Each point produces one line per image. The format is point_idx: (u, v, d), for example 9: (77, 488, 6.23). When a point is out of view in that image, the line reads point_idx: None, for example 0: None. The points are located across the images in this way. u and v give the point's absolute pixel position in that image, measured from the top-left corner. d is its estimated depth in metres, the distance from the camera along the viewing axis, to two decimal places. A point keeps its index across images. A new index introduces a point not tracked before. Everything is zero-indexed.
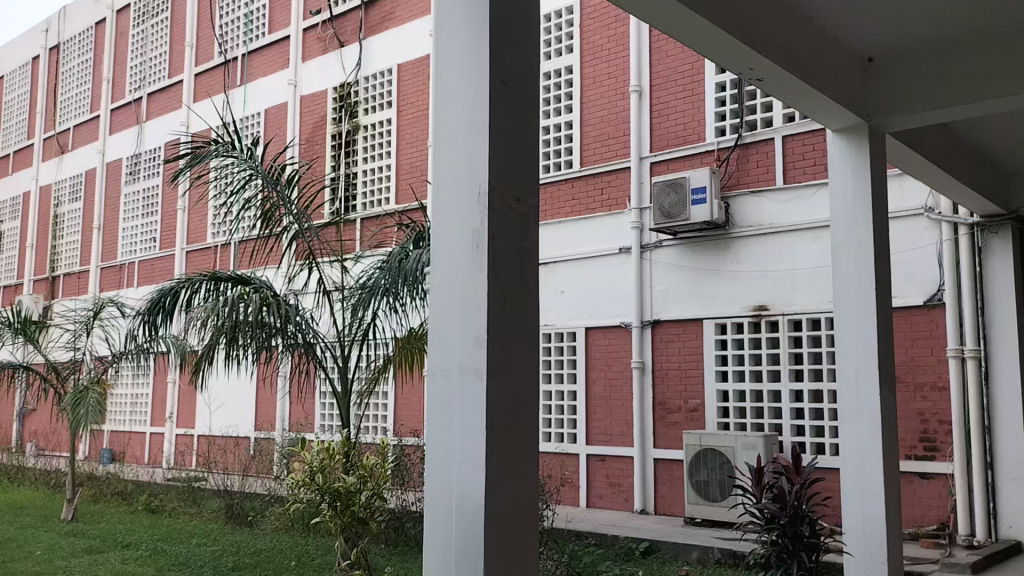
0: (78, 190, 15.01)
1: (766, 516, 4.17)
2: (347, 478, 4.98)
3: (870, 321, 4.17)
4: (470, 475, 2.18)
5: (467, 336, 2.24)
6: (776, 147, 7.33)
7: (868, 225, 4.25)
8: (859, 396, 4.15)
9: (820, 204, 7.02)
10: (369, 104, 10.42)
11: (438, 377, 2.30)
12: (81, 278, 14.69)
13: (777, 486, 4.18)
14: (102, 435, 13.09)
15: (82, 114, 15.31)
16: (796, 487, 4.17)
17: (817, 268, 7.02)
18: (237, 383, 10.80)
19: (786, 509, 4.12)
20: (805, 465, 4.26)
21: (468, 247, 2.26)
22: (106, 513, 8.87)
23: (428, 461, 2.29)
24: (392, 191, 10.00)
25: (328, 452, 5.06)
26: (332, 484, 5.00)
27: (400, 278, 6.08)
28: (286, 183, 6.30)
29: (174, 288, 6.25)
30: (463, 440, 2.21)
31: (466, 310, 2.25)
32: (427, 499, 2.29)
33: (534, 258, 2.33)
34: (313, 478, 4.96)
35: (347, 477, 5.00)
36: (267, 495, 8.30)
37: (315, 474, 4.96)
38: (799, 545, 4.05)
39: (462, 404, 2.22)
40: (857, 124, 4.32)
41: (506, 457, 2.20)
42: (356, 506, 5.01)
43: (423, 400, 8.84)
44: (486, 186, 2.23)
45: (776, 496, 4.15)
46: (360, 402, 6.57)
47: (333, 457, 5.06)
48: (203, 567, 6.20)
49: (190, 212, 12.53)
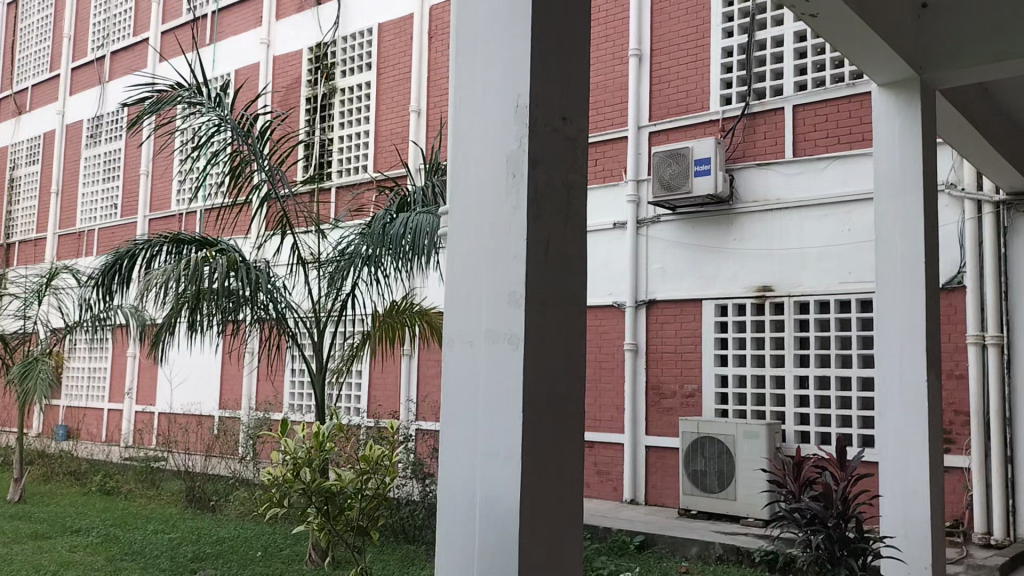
0: (36, 153, 14.20)
1: (808, 516, 3.77)
2: (341, 476, 4.40)
3: (918, 301, 3.73)
4: (500, 475, 1.68)
5: (498, 293, 1.72)
6: (786, 117, 6.87)
7: (917, 190, 3.79)
8: (904, 384, 3.71)
9: (832, 178, 6.58)
10: (347, 66, 9.80)
11: (457, 347, 1.80)
12: (37, 245, 13.93)
13: (821, 483, 3.79)
14: (56, 410, 12.40)
15: (40, 73, 14.46)
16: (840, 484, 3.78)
17: (827, 247, 6.58)
18: (201, 357, 10.19)
19: (831, 510, 3.71)
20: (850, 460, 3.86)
21: (501, 178, 1.74)
22: (56, 494, 8.26)
23: (442, 454, 1.80)
24: (370, 158, 9.41)
25: (315, 440, 4.45)
26: (323, 484, 4.39)
27: (384, 244, 5.55)
28: (258, 136, 5.69)
29: (130, 250, 5.65)
30: (491, 430, 1.70)
31: (494, 258, 1.74)
32: (439, 500, 1.80)
33: (581, 194, 1.82)
34: (298, 477, 4.33)
35: (342, 475, 4.42)
36: (231, 478, 7.75)
37: (301, 470, 4.35)
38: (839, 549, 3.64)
39: (489, 382, 1.72)
40: (907, 78, 3.85)
41: (546, 449, 1.70)
42: (349, 513, 4.44)
43: (400, 380, 8.36)
44: (527, 99, 1.72)
45: (819, 495, 3.77)
46: (336, 381, 6.01)
47: (321, 448, 4.47)
48: (159, 557, 5.62)
49: (154, 177, 11.86)
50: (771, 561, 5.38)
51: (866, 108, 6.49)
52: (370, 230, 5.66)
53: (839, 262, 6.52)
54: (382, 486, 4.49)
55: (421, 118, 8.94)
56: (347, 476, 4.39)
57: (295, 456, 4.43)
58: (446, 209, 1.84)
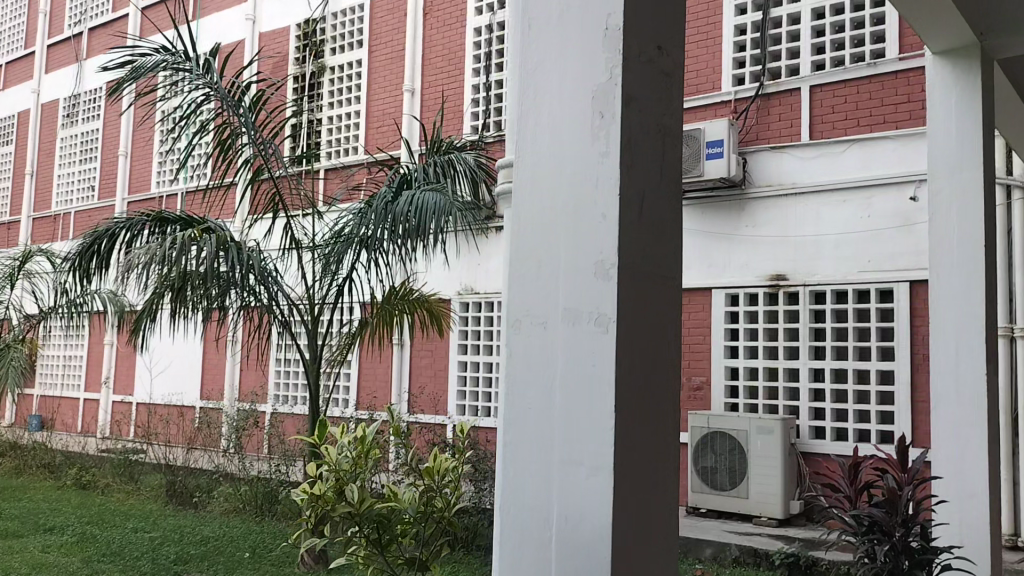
0: (9, 133, 13.67)
1: (866, 523, 3.47)
2: (399, 493, 3.34)
3: (975, 289, 3.45)
4: (583, 490, 1.34)
5: (580, 261, 1.39)
6: (803, 98, 6.55)
7: (977, 166, 3.50)
8: (961, 376, 3.42)
9: (851, 162, 6.27)
10: (337, 44, 9.37)
11: (526, 328, 1.45)
12: (11, 229, 13.41)
13: (885, 487, 3.49)
14: (30, 400, 11.94)
15: (14, 50, 13.90)
16: (903, 488, 3.49)
17: (844, 234, 6.26)
18: (182, 345, 9.79)
19: (896, 519, 3.41)
20: (913, 463, 3.61)
21: (585, 122, 1.40)
22: (29, 488, 7.85)
23: (504, 464, 1.46)
24: (361, 139, 8.99)
25: (363, 446, 3.53)
26: (374, 507, 3.32)
27: (384, 223, 5.16)
28: (248, 106, 5.27)
29: (111, 229, 5.25)
30: (573, 430, 1.36)
31: (573, 218, 1.40)
32: (498, 513, 1.47)
33: (677, 140, 1.49)
34: (341, 497, 3.32)
35: (399, 491, 3.34)
36: (215, 472, 7.35)
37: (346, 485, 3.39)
38: (904, 561, 3.34)
39: (570, 372, 1.38)
40: (967, 45, 3.57)
41: (640, 456, 1.36)
42: (404, 540, 3.35)
43: (391, 370, 8.07)
44: (618, 22, 1.39)
45: (881, 501, 3.48)
46: (331, 372, 5.62)
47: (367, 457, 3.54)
48: (139, 558, 5.25)
49: (133, 159, 11.42)
50: (792, 564, 5.09)
51: (889, 88, 6.18)
52: (371, 209, 5.27)
53: (857, 249, 6.20)
54: (447, 509, 3.43)
55: (415, 97, 8.56)
56: (405, 493, 3.33)
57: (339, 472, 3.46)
58: (510, 158, 1.49)
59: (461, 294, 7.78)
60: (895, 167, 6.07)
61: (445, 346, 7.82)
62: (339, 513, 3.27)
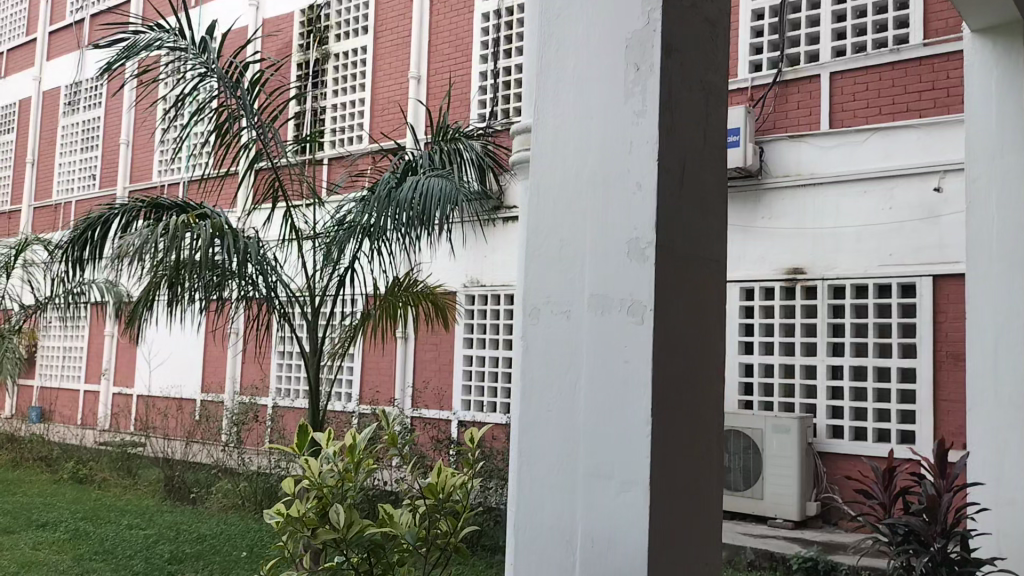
0: (10, 121, 13.48)
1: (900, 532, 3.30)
2: (398, 518, 2.61)
3: (1016, 283, 3.30)
4: (612, 505, 1.14)
5: (611, 239, 1.18)
6: (822, 85, 6.32)
7: (1020, 149, 3.32)
8: (1001, 379, 3.31)
9: (873, 152, 6.05)
10: (341, 30, 9.16)
11: (549, 318, 1.24)
12: (12, 218, 13.22)
13: (923, 494, 3.31)
14: (30, 391, 11.77)
15: (16, 37, 13.71)
16: (942, 495, 3.29)
17: (864, 227, 6.04)
18: (182, 337, 9.61)
19: (935, 525, 3.23)
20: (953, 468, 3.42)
21: (619, 76, 1.20)
22: (24, 482, 7.68)
23: (519, 476, 1.25)
24: (365, 128, 8.78)
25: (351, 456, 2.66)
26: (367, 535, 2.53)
27: (387, 210, 4.95)
28: (248, 87, 5.06)
29: (104, 216, 5.06)
30: (604, 437, 1.16)
31: (605, 189, 1.19)
32: (513, 532, 1.26)
33: (722, 101, 1.28)
34: (326, 518, 2.54)
35: (398, 516, 2.61)
36: (214, 467, 7.17)
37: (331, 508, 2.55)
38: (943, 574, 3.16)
39: (597, 368, 1.18)
40: (1009, 23, 3.37)
41: (679, 467, 1.16)
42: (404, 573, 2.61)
43: (394, 365, 7.87)
44: None
45: (920, 509, 3.29)
46: (332, 366, 5.42)
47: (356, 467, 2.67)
48: (133, 557, 5.06)
49: (135, 147, 11.24)
50: (811, 568, 4.84)
51: (913, 76, 5.96)
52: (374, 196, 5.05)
53: (878, 242, 5.98)
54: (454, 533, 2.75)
55: (421, 85, 8.35)
56: (405, 518, 2.62)
57: (321, 488, 2.58)
58: (529, 123, 1.28)
59: (466, 286, 7.59)
60: (919, 157, 5.85)
61: (449, 339, 7.64)
62: (320, 542, 2.50)
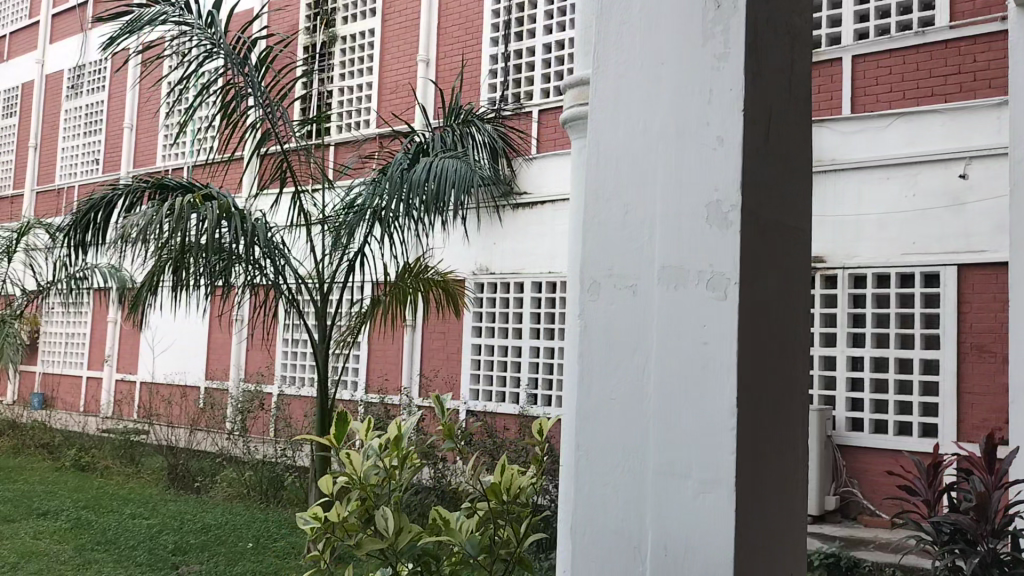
0: (13, 103, 13.32)
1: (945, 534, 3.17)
2: (457, 526, 2.27)
3: None
4: (688, 509, 1.00)
5: (688, 202, 1.03)
6: (844, 68, 6.14)
7: None
8: None
9: (896, 137, 5.88)
10: (348, 13, 8.98)
11: (613, 294, 1.09)
12: (14, 203, 13.06)
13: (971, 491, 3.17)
14: (32, 377, 11.63)
15: (18, 19, 13.51)
16: (991, 491, 3.14)
17: (887, 214, 5.88)
18: (187, 323, 9.48)
19: (984, 525, 3.09)
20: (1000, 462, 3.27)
21: (697, 16, 1.05)
22: (26, 470, 7.55)
23: (578, 476, 1.11)
24: (372, 113, 8.63)
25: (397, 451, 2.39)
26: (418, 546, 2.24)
27: (400, 192, 4.79)
28: (256, 64, 4.89)
29: (108, 197, 4.91)
30: (681, 430, 1.01)
31: (680, 144, 1.04)
32: (569, 539, 1.12)
33: (806, 49, 1.14)
34: (368, 523, 2.29)
35: (455, 521, 2.28)
36: (218, 455, 7.03)
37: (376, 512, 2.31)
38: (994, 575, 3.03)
39: (670, 349, 1.03)
40: None
41: (762, 465, 1.02)
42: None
43: (401, 353, 7.77)
44: None
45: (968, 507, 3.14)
46: (339, 354, 5.27)
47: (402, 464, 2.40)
48: (136, 548, 4.92)
49: (139, 131, 11.09)
50: (831, 564, 4.63)
51: (938, 59, 5.79)
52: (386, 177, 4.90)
53: (901, 231, 5.82)
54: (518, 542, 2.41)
55: (430, 68, 8.17)
56: (464, 525, 2.27)
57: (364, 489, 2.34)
58: (589, 74, 1.13)
59: (476, 274, 7.46)
60: (944, 143, 5.69)
61: (458, 326, 7.50)
62: (366, 553, 2.23)
